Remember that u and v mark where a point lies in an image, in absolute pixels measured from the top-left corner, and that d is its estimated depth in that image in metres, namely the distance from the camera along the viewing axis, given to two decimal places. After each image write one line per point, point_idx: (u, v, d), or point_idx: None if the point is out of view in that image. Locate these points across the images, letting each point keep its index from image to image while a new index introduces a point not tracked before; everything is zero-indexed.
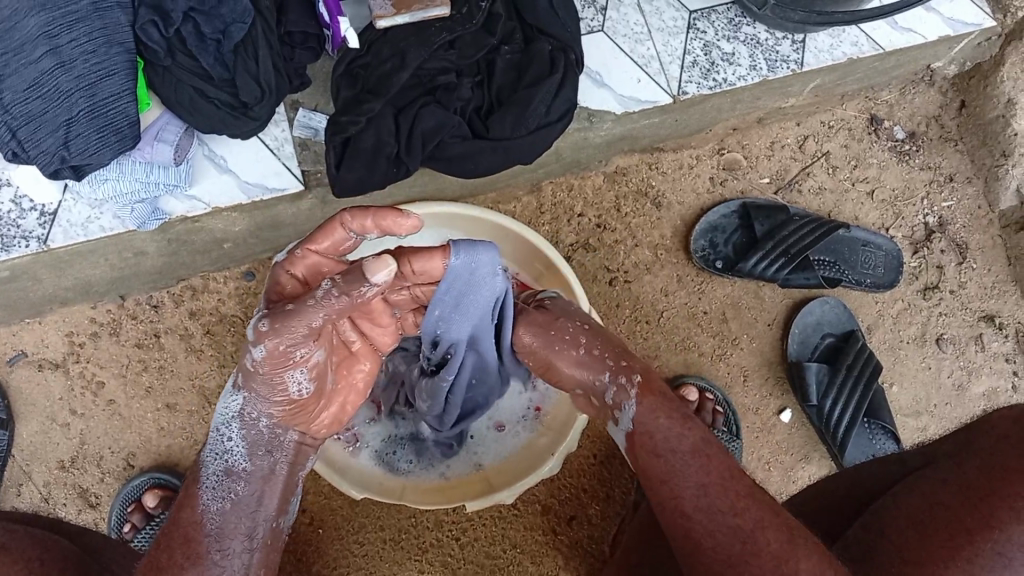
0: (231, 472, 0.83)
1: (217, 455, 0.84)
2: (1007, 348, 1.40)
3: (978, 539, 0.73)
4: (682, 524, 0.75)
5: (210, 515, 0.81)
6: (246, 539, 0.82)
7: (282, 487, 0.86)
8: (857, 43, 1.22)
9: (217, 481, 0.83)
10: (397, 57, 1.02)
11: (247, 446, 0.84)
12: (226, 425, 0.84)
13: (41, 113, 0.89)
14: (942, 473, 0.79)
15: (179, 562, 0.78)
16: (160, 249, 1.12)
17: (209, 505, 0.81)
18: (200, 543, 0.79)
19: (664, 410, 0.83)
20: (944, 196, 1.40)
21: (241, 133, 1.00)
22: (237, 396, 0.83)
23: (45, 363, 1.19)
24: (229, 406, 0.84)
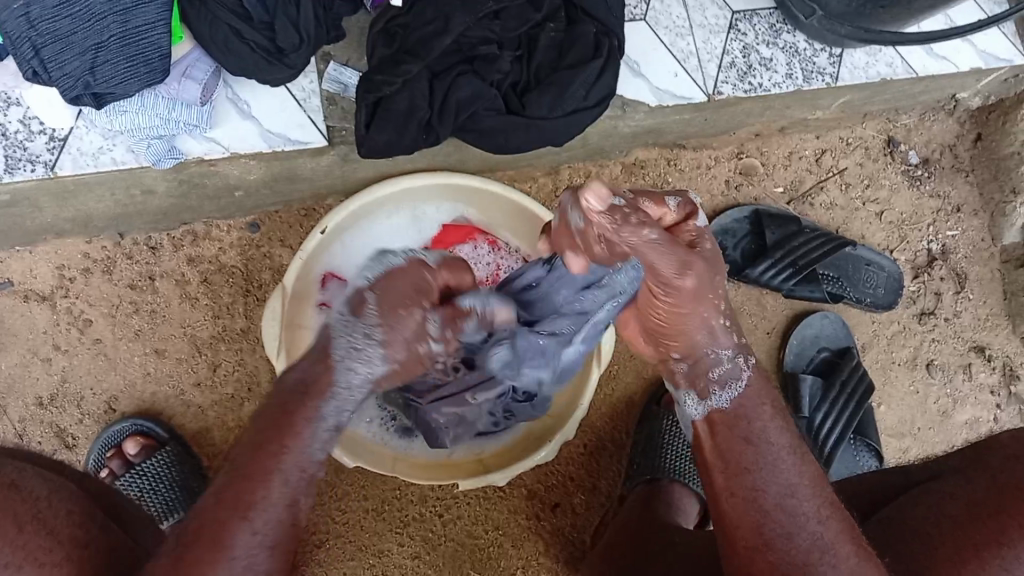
0: (338, 428, 0.70)
1: (336, 406, 0.69)
2: (993, 380, 1.41)
3: (987, 554, 0.72)
4: (756, 520, 0.71)
5: (310, 466, 0.67)
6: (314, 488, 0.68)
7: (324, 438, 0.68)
8: (891, 65, 1.22)
9: (327, 434, 0.69)
10: (440, 21, 0.98)
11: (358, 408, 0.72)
12: (361, 363, 0.69)
13: (68, 33, 0.84)
14: (951, 489, 0.79)
15: (265, 504, 0.64)
16: (169, 189, 1.08)
17: (313, 453, 0.67)
18: (293, 490, 0.66)
19: (767, 398, 0.80)
20: (950, 225, 1.41)
21: (271, 80, 0.97)
22: (384, 363, 0.70)
23: (31, 294, 1.14)
24: (374, 368, 0.70)
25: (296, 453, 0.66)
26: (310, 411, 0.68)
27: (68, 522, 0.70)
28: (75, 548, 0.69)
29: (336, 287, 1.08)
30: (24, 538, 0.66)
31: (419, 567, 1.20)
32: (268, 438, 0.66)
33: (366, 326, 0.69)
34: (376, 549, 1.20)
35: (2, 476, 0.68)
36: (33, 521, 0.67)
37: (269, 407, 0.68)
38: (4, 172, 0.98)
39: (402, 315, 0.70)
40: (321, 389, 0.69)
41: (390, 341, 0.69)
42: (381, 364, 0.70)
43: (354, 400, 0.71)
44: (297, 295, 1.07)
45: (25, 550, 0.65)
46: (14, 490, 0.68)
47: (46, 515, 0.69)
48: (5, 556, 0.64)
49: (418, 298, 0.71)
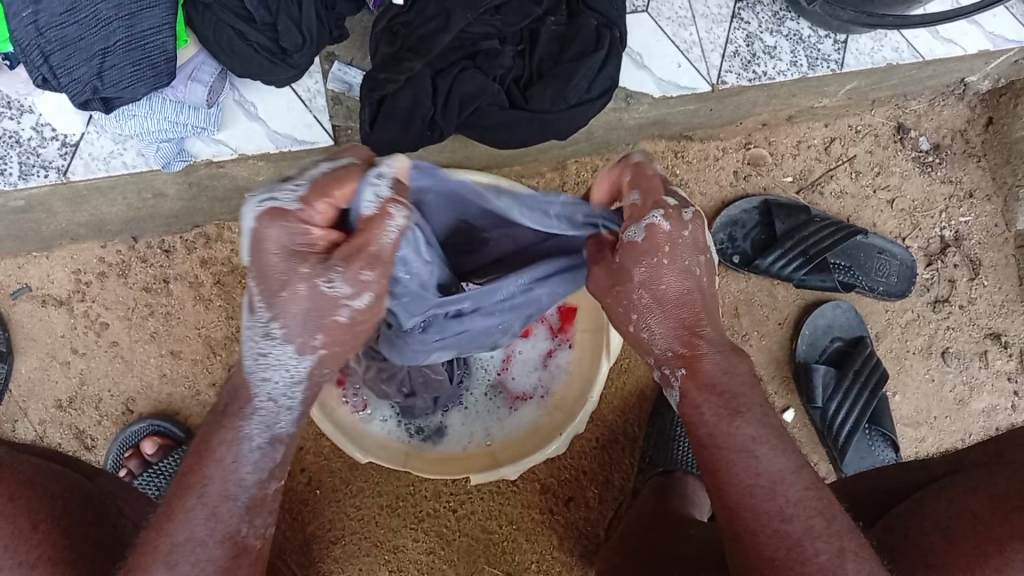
0: (277, 438, 0.67)
1: (263, 418, 0.66)
2: (1010, 366, 1.40)
3: (1008, 548, 0.71)
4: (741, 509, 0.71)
5: (243, 489, 0.66)
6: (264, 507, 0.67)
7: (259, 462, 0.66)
8: (898, 49, 1.22)
9: (257, 453, 0.66)
10: (441, 17, 0.99)
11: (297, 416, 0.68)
12: (276, 370, 0.64)
13: (76, 40, 0.86)
14: (970, 483, 0.78)
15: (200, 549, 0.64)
16: (180, 192, 1.10)
17: (246, 476, 0.66)
18: (224, 521, 0.65)
19: (708, 409, 0.72)
20: (963, 211, 1.40)
21: (276, 80, 0.98)
22: (304, 359, 0.63)
23: (49, 299, 1.16)
24: (292, 369, 0.64)
25: (218, 484, 0.65)
26: (237, 434, 0.66)
27: (78, 521, 0.72)
28: (88, 548, 0.71)
29: None
30: (38, 536, 0.68)
31: (434, 562, 1.21)
32: (193, 481, 0.65)
33: (261, 324, 0.62)
34: (391, 545, 1.20)
35: (16, 474, 0.71)
36: (48, 519, 0.69)
37: (200, 441, 0.67)
38: (19, 178, 1.00)
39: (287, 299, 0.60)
40: (240, 408, 0.66)
41: (291, 332, 0.61)
42: (305, 358, 0.63)
43: (286, 407, 0.66)
44: None
45: (40, 547, 0.68)
46: (28, 487, 0.71)
47: (59, 513, 0.71)
48: (19, 555, 0.66)
49: (291, 265, 0.59)
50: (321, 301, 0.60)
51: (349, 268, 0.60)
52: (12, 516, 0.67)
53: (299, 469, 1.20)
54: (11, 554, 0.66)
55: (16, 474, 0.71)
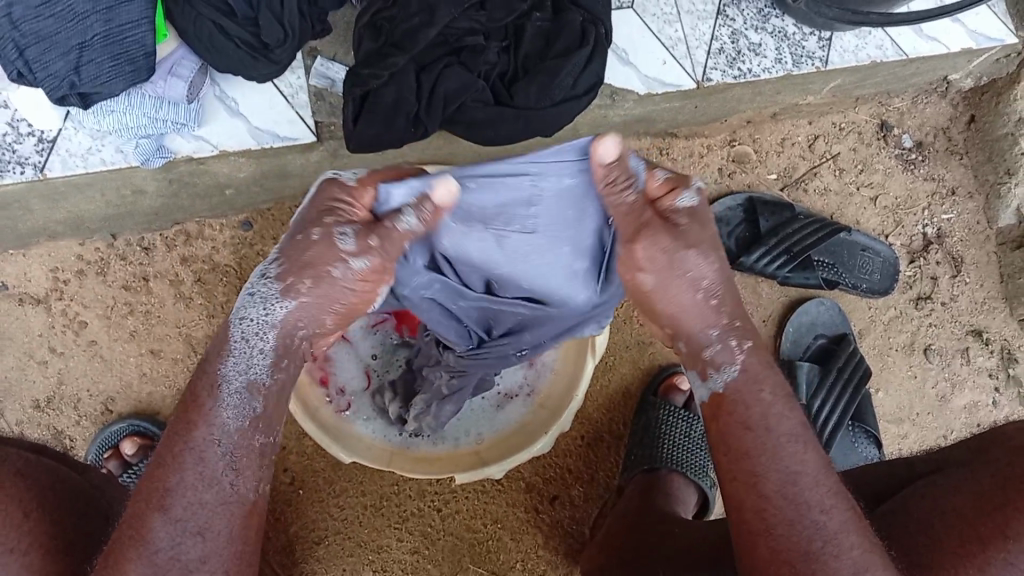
0: (252, 385, 0.71)
1: (238, 360, 0.71)
2: (991, 363, 1.40)
3: (990, 547, 0.71)
4: (756, 504, 0.71)
5: (223, 429, 0.69)
6: (244, 462, 0.70)
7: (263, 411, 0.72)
8: (881, 47, 1.22)
9: (237, 396, 0.70)
10: (425, 13, 0.98)
11: (277, 357, 0.72)
12: (253, 307, 0.71)
13: (52, 33, 0.85)
14: (952, 481, 0.77)
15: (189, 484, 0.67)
16: (160, 188, 1.08)
17: (224, 418, 0.70)
18: (211, 465, 0.68)
19: (767, 383, 0.76)
20: (945, 208, 1.40)
21: (257, 76, 0.97)
22: (285, 301, 0.71)
23: (26, 297, 1.14)
24: (272, 308, 0.71)
25: (205, 429, 0.69)
26: (213, 382, 0.71)
27: (71, 509, 0.73)
28: (79, 535, 0.71)
29: None
30: (28, 524, 0.69)
31: (418, 562, 1.20)
32: (183, 420, 0.70)
33: (265, 276, 0.71)
34: (375, 545, 1.19)
35: (10, 466, 0.72)
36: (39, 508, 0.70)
37: (190, 386, 0.72)
38: None
39: (308, 263, 0.70)
40: (217, 354, 0.72)
41: (297, 286, 0.70)
42: (284, 298, 0.71)
43: (260, 350, 0.71)
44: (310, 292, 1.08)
45: (30, 535, 0.68)
46: (21, 478, 0.71)
47: (50, 504, 0.71)
48: (9, 543, 0.67)
49: (326, 213, 0.72)
50: (330, 254, 0.70)
51: (361, 232, 0.71)
52: (3, 503, 0.68)
53: (282, 468, 1.19)
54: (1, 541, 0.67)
55: (7, 467, 0.71)
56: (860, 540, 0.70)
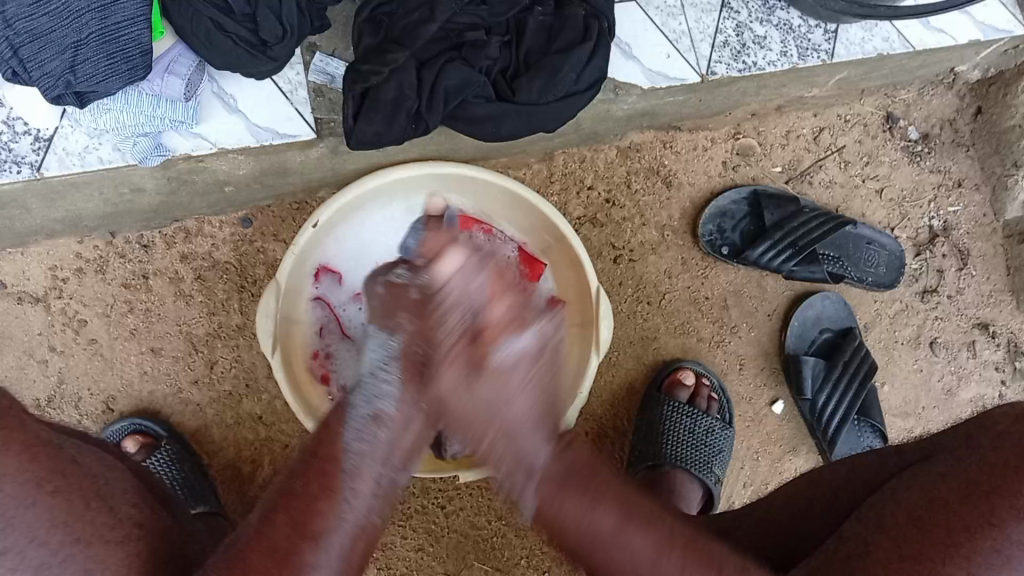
0: (379, 413, 0.76)
1: (369, 393, 0.77)
2: (997, 356, 1.40)
3: (978, 535, 0.68)
4: None
5: (348, 453, 0.75)
6: (374, 487, 0.75)
7: (393, 438, 0.76)
8: (888, 39, 1.20)
9: (362, 423, 0.76)
10: (426, 7, 0.97)
11: (403, 384, 0.77)
12: (374, 352, 0.78)
13: (46, 32, 0.83)
14: (941, 471, 0.76)
15: (326, 498, 0.72)
16: (158, 186, 1.07)
17: (350, 445, 0.75)
18: (345, 493, 0.73)
19: None
20: (952, 200, 1.39)
21: (257, 73, 0.96)
22: (389, 339, 0.77)
23: (24, 296, 1.14)
24: (385, 346, 0.77)
25: (341, 459, 0.74)
26: (342, 418, 0.76)
27: (125, 499, 0.69)
28: (133, 527, 0.67)
29: (331, 282, 1.14)
30: (90, 513, 0.64)
31: (423, 559, 1.20)
32: (320, 444, 0.76)
33: (379, 337, 0.78)
34: (378, 543, 1.19)
35: (65, 452, 0.67)
36: (99, 497, 0.66)
37: (326, 418, 0.79)
38: None
39: (406, 304, 0.77)
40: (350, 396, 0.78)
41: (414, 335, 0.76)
42: (395, 335, 0.77)
43: (385, 380, 0.77)
44: (289, 293, 1.08)
45: (93, 525, 0.63)
46: (77, 466, 0.67)
47: (107, 492, 0.67)
48: (77, 532, 0.62)
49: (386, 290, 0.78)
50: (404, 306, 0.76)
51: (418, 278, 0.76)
52: (64, 492, 0.64)
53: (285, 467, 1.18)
54: (69, 529, 0.61)
55: (64, 453, 0.67)
56: None
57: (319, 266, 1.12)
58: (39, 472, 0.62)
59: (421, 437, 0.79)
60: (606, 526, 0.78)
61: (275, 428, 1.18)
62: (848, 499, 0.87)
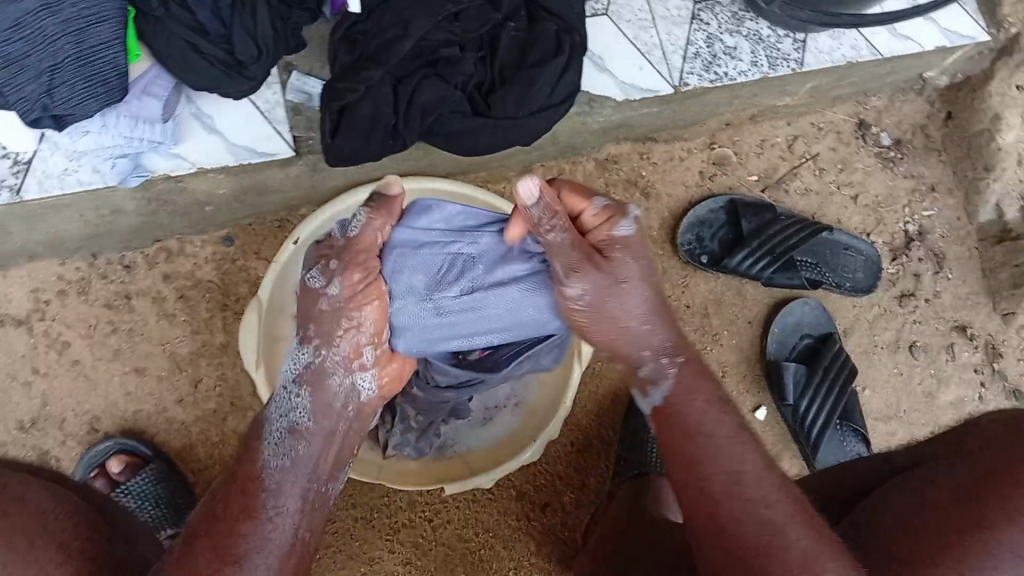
0: (293, 429, 0.78)
1: (281, 407, 0.79)
2: (976, 358, 1.41)
3: (967, 539, 0.69)
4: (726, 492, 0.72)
5: (269, 471, 0.76)
6: (300, 502, 0.77)
7: (316, 457, 0.78)
8: (856, 47, 1.23)
9: (279, 437, 0.77)
10: (400, 26, 0.98)
11: (316, 406, 0.78)
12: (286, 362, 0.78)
13: (22, 56, 0.84)
14: (933, 474, 0.76)
15: (249, 519, 0.73)
16: (139, 207, 1.08)
17: (270, 461, 0.76)
18: (271, 519, 0.74)
19: (702, 393, 0.79)
20: (926, 205, 1.41)
21: (232, 93, 0.97)
22: (303, 348, 0.77)
23: (7, 319, 1.14)
24: (297, 357, 0.78)
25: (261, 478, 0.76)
26: (261, 434, 0.78)
27: (79, 532, 0.70)
28: (82, 562, 0.68)
29: None
30: (33, 553, 0.66)
31: (411, 573, 1.20)
32: (242, 462, 0.77)
33: (293, 350, 0.78)
34: (366, 558, 1.19)
35: (9, 491, 0.69)
36: (44, 535, 0.67)
37: (248, 435, 0.80)
38: None
39: (314, 317, 0.76)
40: (261, 419, 0.79)
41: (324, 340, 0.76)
42: (305, 347, 0.77)
43: (298, 404, 0.78)
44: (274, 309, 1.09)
45: (37, 565, 0.66)
46: (21, 504, 0.68)
47: (56, 527, 0.69)
48: (16, 573, 0.65)
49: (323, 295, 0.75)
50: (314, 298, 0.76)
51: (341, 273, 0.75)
52: (9, 533, 0.66)
53: None
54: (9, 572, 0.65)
55: (10, 492, 0.69)
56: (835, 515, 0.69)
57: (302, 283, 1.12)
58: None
59: (344, 445, 0.81)
60: (751, 465, 0.73)
61: None
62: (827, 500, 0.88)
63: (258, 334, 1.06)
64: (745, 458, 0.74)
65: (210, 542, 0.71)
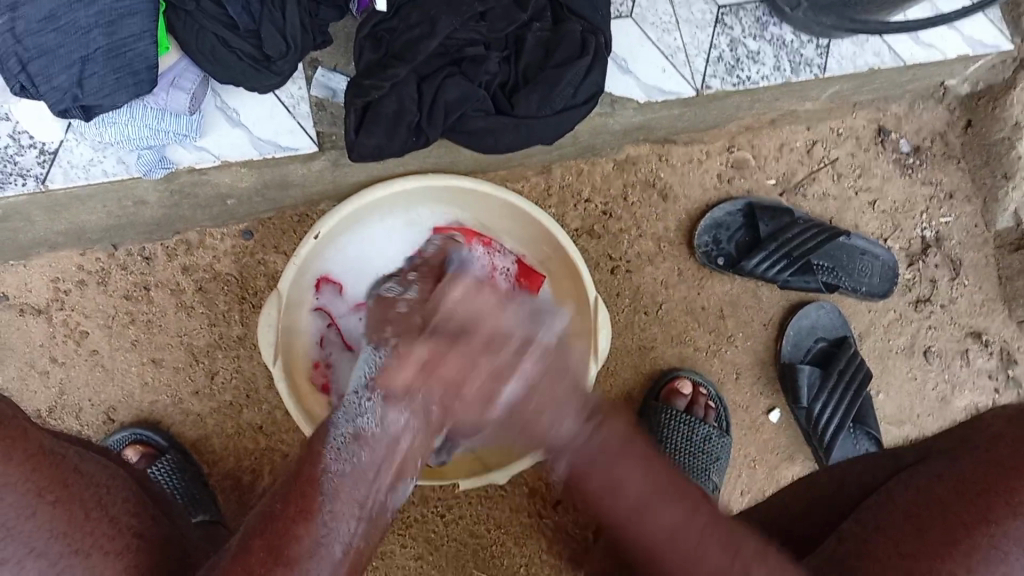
0: (358, 435, 0.74)
1: (351, 413, 0.76)
2: (990, 365, 1.41)
3: (975, 533, 0.69)
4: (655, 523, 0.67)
5: (328, 475, 0.71)
6: (356, 510, 0.71)
7: (381, 466, 0.74)
8: (879, 54, 1.23)
9: (343, 441, 0.74)
10: (426, 24, 0.98)
11: (384, 411, 0.74)
12: (365, 369, 0.78)
13: (54, 47, 0.84)
14: (939, 471, 0.77)
15: (306, 521, 0.68)
16: (162, 199, 1.09)
17: (332, 464, 0.72)
18: (330, 525, 0.69)
19: None
20: (943, 212, 1.41)
21: (260, 87, 0.97)
22: (384, 355, 0.78)
23: (26, 308, 1.15)
24: (377, 363, 0.77)
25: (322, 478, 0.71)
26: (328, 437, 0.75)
27: (126, 509, 0.71)
28: (132, 537, 0.68)
29: (331, 292, 1.15)
30: (90, 524, 0.66)
31: (423, 568, 1.21)
32: (304, 464, 0.73)
33: (375, 357, 0.78)
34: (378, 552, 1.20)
35: (68, 461, 0.69)
36: (98, 508, 0.68)
37: (310, 440, 0.76)
38: None
39: (391, 320, 0.81)
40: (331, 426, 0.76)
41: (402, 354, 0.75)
42: (380, 349, 0.80)
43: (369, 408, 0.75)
44: (291, 304, 1.09)
45: (92, 536, 0.65)
46: (79, 474, 0.69)
47: (107, 501, 0.69)
48: (75, 543, 0.64)
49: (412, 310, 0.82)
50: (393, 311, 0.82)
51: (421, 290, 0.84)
52: (67, 502, 0.66)
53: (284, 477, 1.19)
54: (68, 541, 0.64)
55: (66, 461, 0.69)
56: None
57: (319, 277, 1.13)
58: (40, 483, 0.65)
59: (414, 458, 0.76)
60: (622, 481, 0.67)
61: (275, 438, 1.19)
62: (845, 503, 0.88)
63: (277, 328, 1.05)
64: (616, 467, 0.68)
65: (265, 542, 0.67)
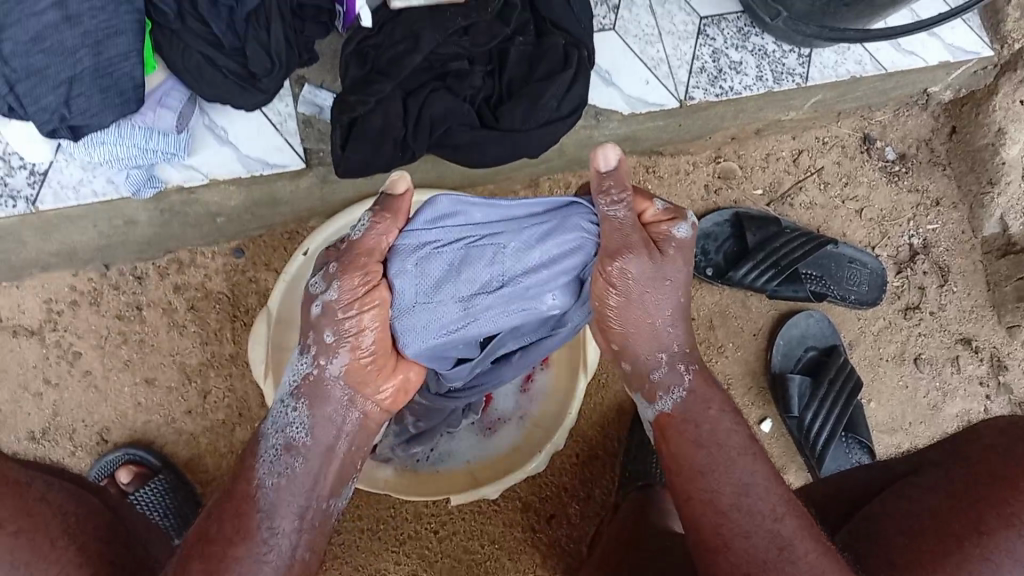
0: (289, 446, 0.78)
1: (278, 423, 0.79)
2: (982, 371, 1.41)
3: (967, 544, 0.69)
4: (715, 522, 0.76)
5: (264, 489, 0.77)
6: (296, 522, 0.77)
7: (319, 470, 0.80)
8: (861, 62, 1.24)
9: (273, 453, 0.78)
10: (410, 40, 1.00)
11: (310, 421, 0.79)
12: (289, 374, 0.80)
13: (41, 68, 0.86)
14: (929, 482, 0.77)
15: (243, 541, 0.73)
16: (151, 218, 1.10)
17: (265, 479, 0.77)
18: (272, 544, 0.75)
19: (715, 403, 0.85)
20: (930, 219, 1.42)
21: (247, 105, 0.99)
22: (304, 359, 0.79)
23: (19, 329, 1.15)
24: (298, 367, 0.79)
25: (252, 500, 0.76)
26: (258, 450, 0.79)
27: (97, 535, 0.71)
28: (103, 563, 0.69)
29: None
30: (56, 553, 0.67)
31: None
32: (238, 482, 0.78)
33: (297, 363, 0.79)
34: (372, 569, 1.20)
35: (35, 489, 0.70)
36: (65, 536, 0.68)
37: (246, 450, 0.81)
38: None
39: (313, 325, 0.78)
40: (259, 437, 0.80)
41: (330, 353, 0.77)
42: (305, 359, 0.79)
43: (296, 419, 0.79)
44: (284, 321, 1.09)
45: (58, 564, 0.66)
46: (48, 501, 0.70)
47: (75, 528, 0.70)
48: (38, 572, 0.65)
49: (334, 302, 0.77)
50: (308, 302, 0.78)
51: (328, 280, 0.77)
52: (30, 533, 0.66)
53: None
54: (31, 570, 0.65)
55: (32, 492, 0.69)
56: (815, 544, 0.74)
57: None
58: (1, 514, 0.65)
59: (347, 460, 0.82)
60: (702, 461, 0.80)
61: None
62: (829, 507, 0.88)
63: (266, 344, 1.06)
64: (754, 468, 0.79)
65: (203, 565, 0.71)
